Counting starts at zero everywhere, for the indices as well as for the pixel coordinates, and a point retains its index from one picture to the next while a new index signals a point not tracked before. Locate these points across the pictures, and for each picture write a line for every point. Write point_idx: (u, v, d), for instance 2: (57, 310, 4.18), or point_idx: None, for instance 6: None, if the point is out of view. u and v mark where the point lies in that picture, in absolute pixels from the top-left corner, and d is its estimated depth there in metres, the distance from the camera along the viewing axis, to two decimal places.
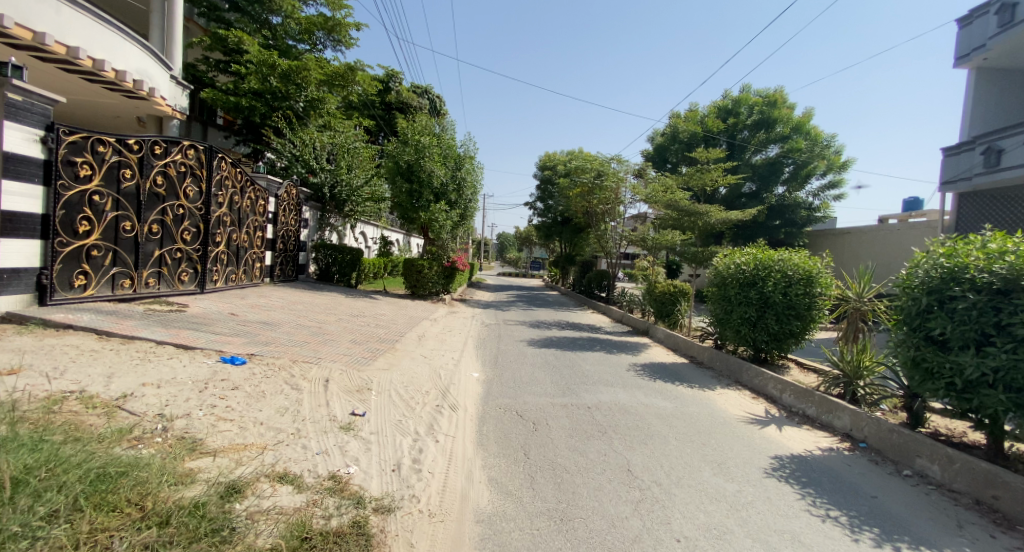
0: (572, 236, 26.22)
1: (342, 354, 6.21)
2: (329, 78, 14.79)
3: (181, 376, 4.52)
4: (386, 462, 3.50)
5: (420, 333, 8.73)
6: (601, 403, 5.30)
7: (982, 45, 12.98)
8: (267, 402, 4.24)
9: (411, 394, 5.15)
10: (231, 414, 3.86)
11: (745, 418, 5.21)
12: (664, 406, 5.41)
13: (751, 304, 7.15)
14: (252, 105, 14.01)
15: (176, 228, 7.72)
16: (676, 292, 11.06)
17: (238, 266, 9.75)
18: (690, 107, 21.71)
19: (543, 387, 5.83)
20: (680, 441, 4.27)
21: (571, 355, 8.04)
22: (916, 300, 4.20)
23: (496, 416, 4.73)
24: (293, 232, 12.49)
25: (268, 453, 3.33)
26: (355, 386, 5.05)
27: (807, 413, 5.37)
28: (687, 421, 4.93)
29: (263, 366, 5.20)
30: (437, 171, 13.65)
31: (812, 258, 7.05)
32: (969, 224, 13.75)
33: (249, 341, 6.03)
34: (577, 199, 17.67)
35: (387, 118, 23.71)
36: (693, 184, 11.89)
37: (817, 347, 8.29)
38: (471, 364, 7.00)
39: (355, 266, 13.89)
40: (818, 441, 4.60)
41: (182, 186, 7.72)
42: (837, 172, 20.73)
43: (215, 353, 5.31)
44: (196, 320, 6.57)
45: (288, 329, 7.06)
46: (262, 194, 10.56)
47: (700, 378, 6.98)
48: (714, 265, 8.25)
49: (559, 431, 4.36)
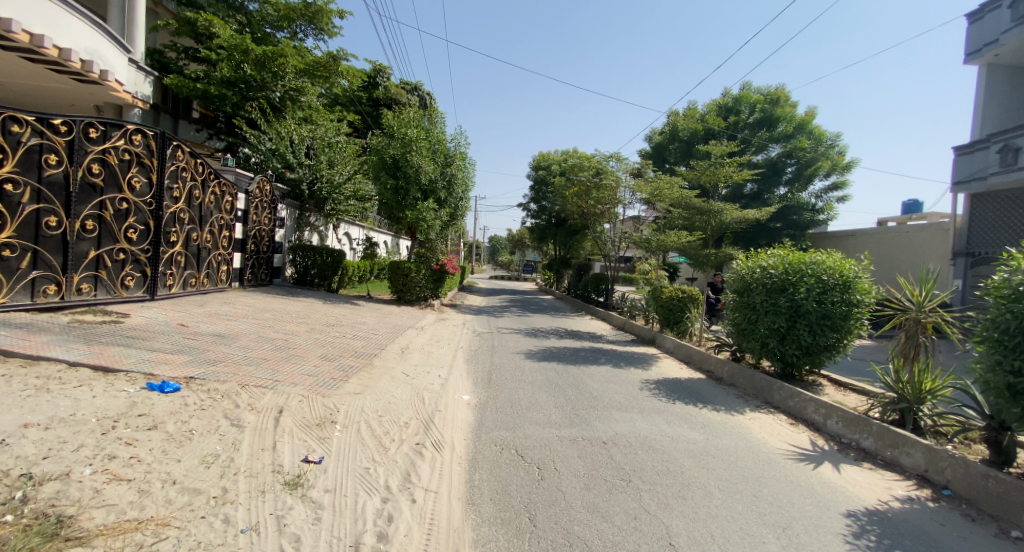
0: (567, 239, 25.32)
1: (307, 375, 5.19)
2: (310, 68, 13.75)
3: (85, 411, 3.48)
4: (340, 541, 2.52)
5: (404, 345, 7.75)
6: (618, 436, 4.38)
7: (995, 39, 12.35)
8: (190, 448, 3.23)
9: (386, 429, 4.17)
10: (133, 471, 2.84)
11: (791, 455, 4.30)
12: (692, 437, 4.49)
13: (780, 313, 6.27)
14: (223, 95, 12.91)
15: (120, 225, 6.66)
16: (685, 298, 10.13)
17: (199, 269, 8.68)
18: (690, 105, 20.94)
19: (547, 415, 4.88)
20: (725, 493, 3.35)
21: (575, 371, 7.09)
22: (1018, 315, 3.35)
23: (491, 459, 3.77)
24: (267, 232, 11.42)
25: (169, 535, 2.33)
26: (315, 420, 4.07)
27: (863, 446, 4.48)
28: (725, 461, 3.99)
29: (202, 395, 4.16)
30: (424, 166, 12.63)
31: (848, 261, 6.23)
32: (983, 225, 13.12)
33: (191, 360, 5.00)
34: (574, 199, 16.72)
35: (374, 114, 22.63)
36: (704, 180, 10.98)
37: (868, 365, 7.31)
38: (462, 384, 6.03)
39: (337, 268, 12.82)
40: (890, 488, 3.69)
41: (126, 176, 6.69)
42: (841, 173, 20.11)
43: (142, 378, 4.27)
44: (132, 334, 5.50)
45: (245, 343, 6.02)
46: (228, 189, 9.52)
47: (725, 399, 6.05)
48: (733, 270, 7.38)
49: (571, 480, 3.42)
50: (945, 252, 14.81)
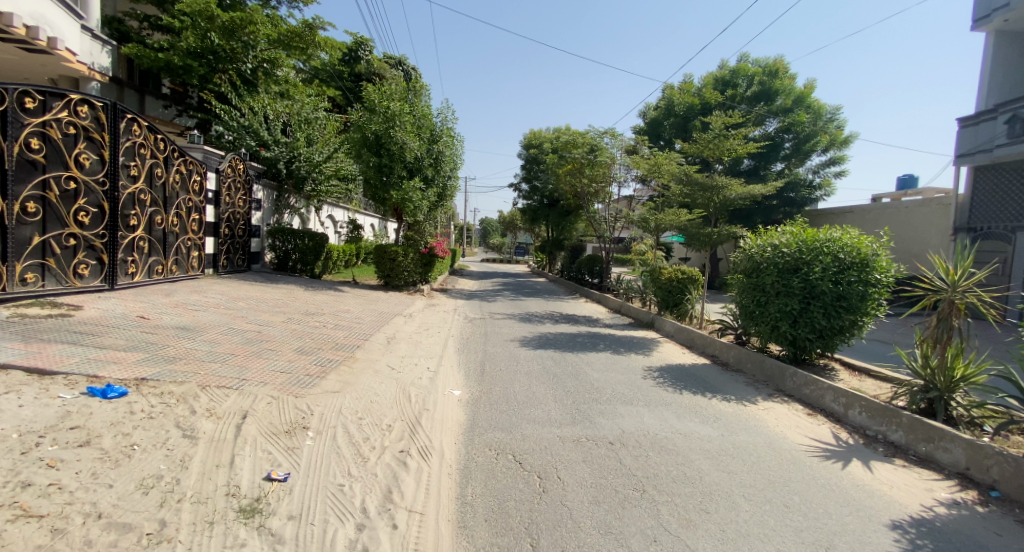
0: (559, 219, 24.73)
1: (278, 373, 4.66)
2: (284, 38, 12.85)
3: (4, 423, 2.91)
4: None
5: (390, 334, 7.25)
6: (625, 434, 3.96)
7: (1005, 4, 11.81)
8: (129, 470, 2.71)
9: (366, 434, 3.68)
10: (49, 503, 2.31)
11: (815, 451, 3.91)
12: (706, 434, 4.09)
13: (793, 295, 5.85)
14: (189, 67, 11.97)
15: (68, 207, 5.99)
16: (684, 279, 9.71)
17: (166, 255, 8.03)
18: (685, 78, 20.26)
19: (547, 411, 4.44)
20: (752, 503, 2.94)
21: (573, 359, 6.66)
22: None
23: (485, 467, 3.32)
24: (243, 214, 10.71)
25: None
26: (284, 426, 3.58)
27: (891, 439, 4.12)
28: (746, 461, 3.58)
29: (153, 400, 3.62)
30: (410, 143, 11.96)
31: (867, 237, 5.80)
32: (986, 199, 12.88)
33: (147, 358, 4.44)
34: (567, 177, 16.02)
35: (356, 90, 21.62)
36: (707, 154, 10.44)
37: (894, 350, 6.90)
38: (452, 377, 5.55)
39: (319, 253, 12.15)
40: (931, 490, 3.31)
41: (72, 153, 6.00)
42: (839, 147, 19.60)
43: (83, 381, 3.71)
44: (80, 329, 4.89)
45: (212, 337, 5.47)
46: (196, 168, 8.80)
47: (733, 387, 5.65)
48: (740, 249, 6.92)
49: (578, 493, 2.98)
50: (946, 227, 14.51)
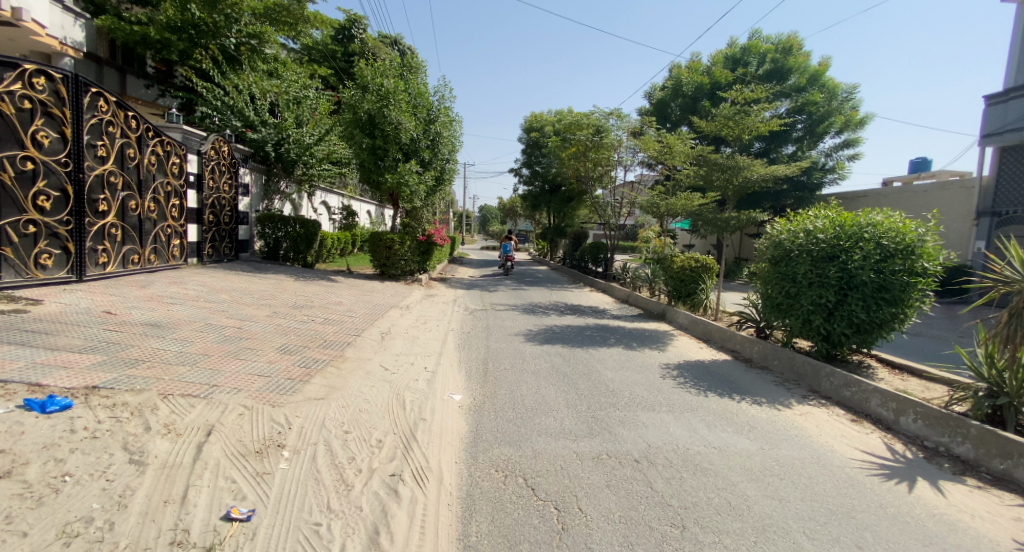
0: (561, 206, 24.04)
1: (255, 377, 4.12)
2: (271, 11, 12.18)
3: None
4: None
5: (384, 328, 6.73)
6: (652, 450, 3.43)
7: None
8: (51, 511, 2.16)
9: (352, 452, 3.16)
10: None
11: (871, 467, 3.39)
12: (743, 448, 3.56)
13: (829, 287, 5.28)
14: (167, 40, 11.33)
15: (25, 191, 5.39)
16: (698, 268, 9.10)
17: (142, 244, 7.46)
18: (694, 56, 19.46)
19: (559, 420, 3.91)
20: (819, 544, 2.41)
21: (583, 355, 6.13)
22: None
23: (492, 495, 2.79)
24: (228, 200, 10.09)
25: None
26: (256, 444, 3.06)
27: (954, 452, 3.60)
28: (797, 483, 3.07)
29: (102, 414, 3.08)
30: (405, 123, 11.25)
31: (912, 222, 5.21)
32: (1013, 181, 12.26)
33: (104, 362, 3.89)
34: (570, 161, 15.05)
35: (350, 71, 20.83)
36: (727, 132, 9.77)
37: (946, 348, 6.24)
38: (452, 379, 5.02)
39: (311, 241, 11.58)
40: (1021, 520, 2.77)
41: (29, 129, 5.38)
42: (853, 129, 18.83)
43: (22, 391, 3.15)
44: (34, 327, 4.35)
45: (185, 334, 4.92)
46: (174, 148, 8.17)
47: (762, 388, 5.13)
48: (766, 235, 6.32)
49: (606, 532, 2.45)
50: (967, 211, 13.90)
